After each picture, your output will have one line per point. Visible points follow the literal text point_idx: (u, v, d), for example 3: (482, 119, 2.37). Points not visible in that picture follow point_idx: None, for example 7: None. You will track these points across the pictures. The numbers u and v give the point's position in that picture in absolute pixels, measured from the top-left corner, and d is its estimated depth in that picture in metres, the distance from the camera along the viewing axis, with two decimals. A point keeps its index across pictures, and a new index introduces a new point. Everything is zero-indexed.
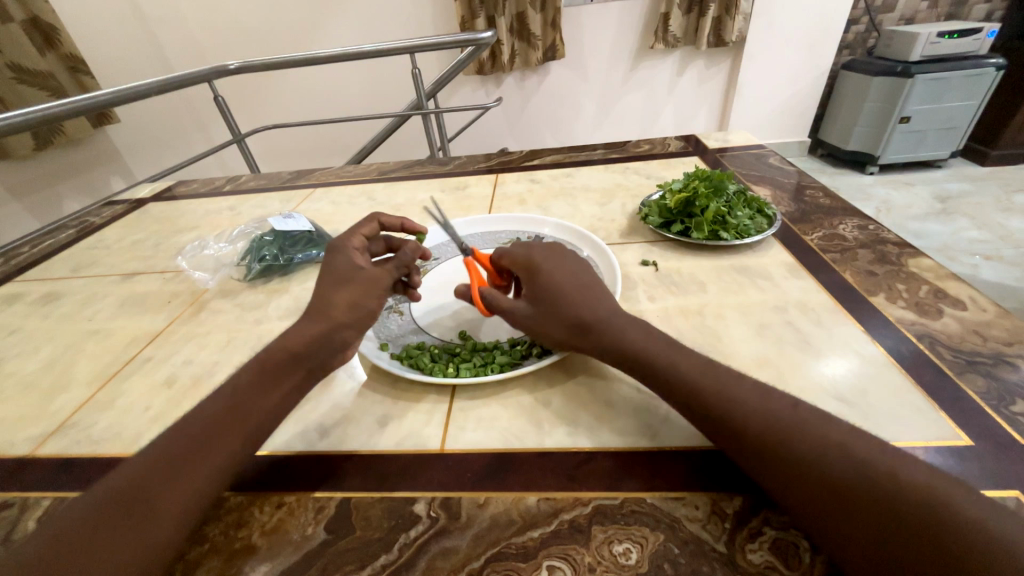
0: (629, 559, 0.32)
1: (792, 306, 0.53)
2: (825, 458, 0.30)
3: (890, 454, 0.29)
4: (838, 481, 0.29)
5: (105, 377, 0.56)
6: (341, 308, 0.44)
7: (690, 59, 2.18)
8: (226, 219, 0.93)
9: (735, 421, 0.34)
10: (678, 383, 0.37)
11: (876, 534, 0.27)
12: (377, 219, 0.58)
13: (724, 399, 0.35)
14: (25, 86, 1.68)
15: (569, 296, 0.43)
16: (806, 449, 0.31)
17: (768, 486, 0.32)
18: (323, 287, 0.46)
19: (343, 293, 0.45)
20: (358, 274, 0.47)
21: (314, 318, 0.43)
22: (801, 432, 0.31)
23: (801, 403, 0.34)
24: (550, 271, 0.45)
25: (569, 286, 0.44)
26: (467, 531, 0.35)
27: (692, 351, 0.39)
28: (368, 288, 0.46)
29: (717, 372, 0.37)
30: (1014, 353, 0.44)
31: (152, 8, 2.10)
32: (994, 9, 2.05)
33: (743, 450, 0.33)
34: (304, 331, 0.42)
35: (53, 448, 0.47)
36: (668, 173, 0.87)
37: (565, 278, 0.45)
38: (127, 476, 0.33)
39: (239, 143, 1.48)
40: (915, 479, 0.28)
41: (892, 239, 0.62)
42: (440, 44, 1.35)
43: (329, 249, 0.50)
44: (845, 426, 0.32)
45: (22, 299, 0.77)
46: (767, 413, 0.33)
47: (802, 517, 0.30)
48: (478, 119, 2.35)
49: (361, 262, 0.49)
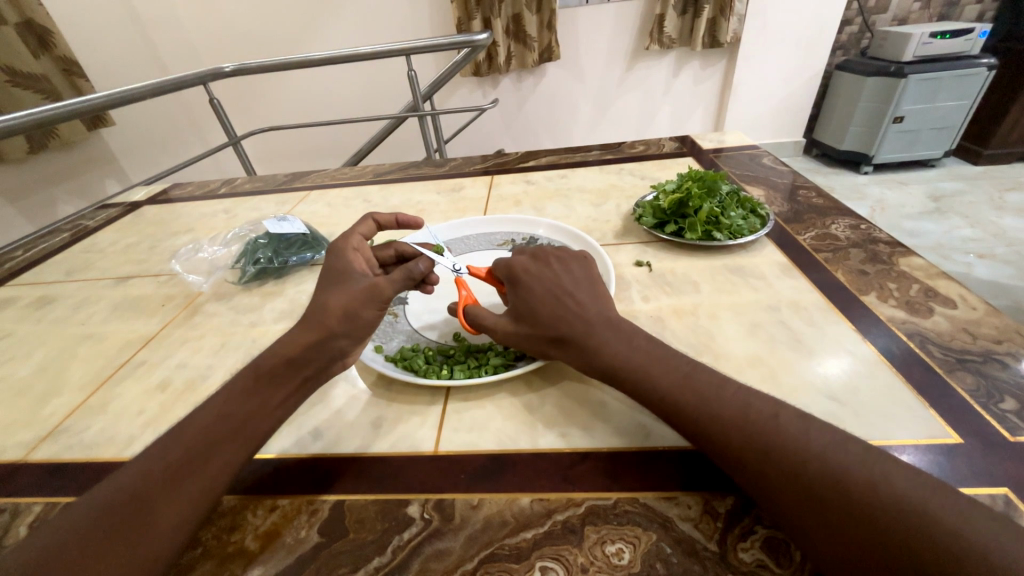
0: (621, 559, 0.32)
1: (784, 305, 0.53)
2: (806, 466, 0.30)
3: (871, 457, 0.30)
4: (821, 487, 0.29)
5: (98, 382, 0.56)
6: (335, 316, 0.43)
7: (686, 60, 2.19)
8: (221, 222, 0.92)
9: (717, 428, 0.34)
10: (662, 391, 0.37)
11: (861, 537, 0.27)
12: (373, 216, 0.57)
13: (706, 409, 0.35)
14: (19, 89, 1.67)
15: (548, 307, 0.43)
16: (785, 457, 0.31)
17: (755, 492, 0.32)
18: (321, 294, 0.45)
19: (338, 302, 0.43)
20: (356, 283, 0.45)
21: (309, 326, 0.43)
22: (781, 441, 0.32)
23: (783, 412, 0.33)
24: (530, 283, 0.45)
25: (549, 297, 0.44)
26: (460, 532, 0.35)
27: (676, 357, 0.39)
28: (366, 298, 0.44)
29: (701, 381, 0.37)
30: (1004, 350, 0.44)
31: (148, 11, 2.10)
32: (986, 10, 2.07)
33: (727, 457, 0.33)
34: (298, 338, 0.42)
35: (45, 454, 0.47)
36: (662, 174, 0.87)
37: (544, 289, 0.45)
38: (122, 483, 0.33)
39: (235, 145, 1.45)
40: (893, 481, 0.28)
41: (884, 238, 0.62)
42: (436, 46, 1.35)
43: (329, 251, 0.50)
44: (825, 433, 0.32)
45: (14, 304, 0.76)
46: (748, 420, 0.33)
47: (789, 520, 0.30)
48: (475, 121, 2.35)
49: (360, 267, 0.49)
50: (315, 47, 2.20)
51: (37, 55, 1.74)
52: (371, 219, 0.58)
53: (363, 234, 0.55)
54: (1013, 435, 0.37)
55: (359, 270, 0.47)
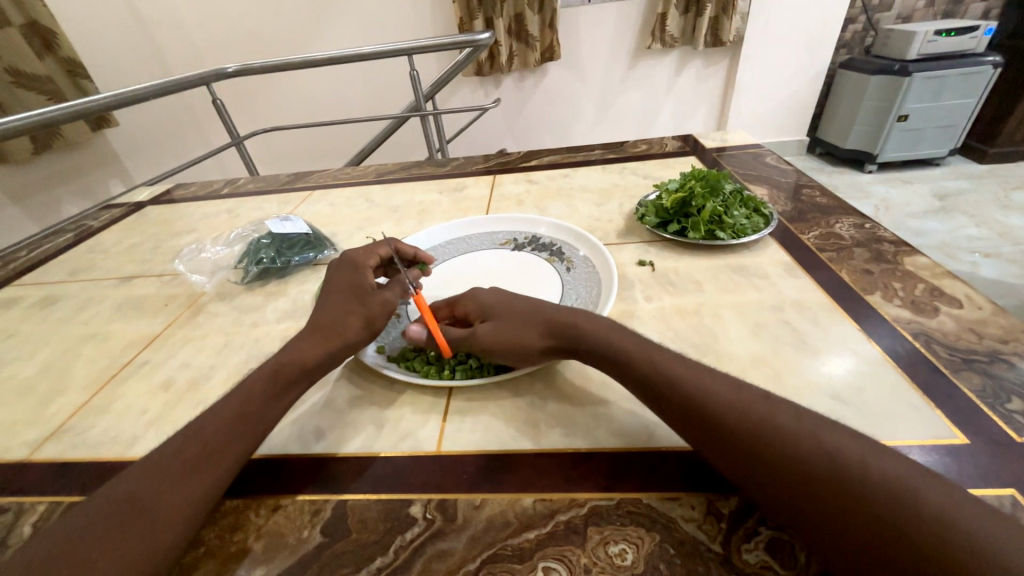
0: (625, 560, 0.32)
1: (788, 305, 0.53)
2: (824, 466, 0.29)
3: (878, 455, 0.30)
4: (838, 490, 0.28)
5: (101, 382, 0.56)
6: (353, 330, 0.45)
7: (688, 58, 2.18)
8: (224, 222, 0.93)
9: (719, 419, 0.33)
10: (671, 380, 0.37)
11: (880, 542, 0.27)
12: (397, 242, 0.57)
13: (724, 406, 0.34)
14: (24, 90, 1.69)
15: (528, 308, 0.46)
16: (805, 458, 0.30)
17: (767, 495, 0.31)
18: (336, 306, 0.47)
19: (356, 316, 0.46)
20: (369, 297, 0.48)
21: (325, 336, 0.44)
22: (801, 443, 0.31)
23: (803, 411, 0.33)
24: (500, 297, 0.48)
25: (525, 303, 0.47)
26: (463, 533, 0.35)
27: (691, 361, 0.38)
28: (377, 312, 0.47)
29: (706, 375, 0.36)
30: (1010, 351, 0.44)
31: (151, 12, 2.11)
32: (991, 8, 2.06)
33: (727, 454, 0.33)
34: (315, 346, 0.44)
35: (50, 453, 0.47)
36: (664, 173, 0.87)
37: (521, 300, 0.47)
38: (128, 481, 0.34)
39: (238, 146, 1.42)
40: (901, 479, 0.28)
41: (888, 237, 0.62)
42: (438, 45, 1.34)
43: (343, 265, 0.51)
44: (845, 432, 0.31)
45: (19, 303, 0.77)
46: (766, 420, 0.32)
47: (804, 525, 0.29)
48: (477, 120, 2.35)
49: (372, 283, 0.50)
50: (317, 47, 2.20)
51: (41, 56, 1.76)
52: (393, 243, 0.58)
53: (381, 254, 0.56)
54: (1021, 436, 0.36)
55: (369, 285, 0.49)
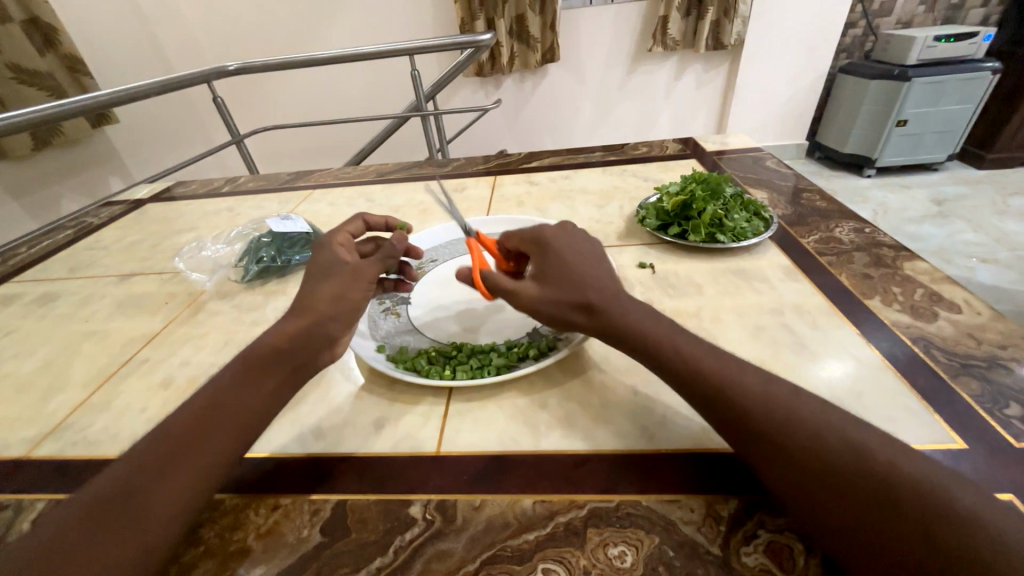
0: (624, 562, 0.32)
1: (788, 308, 0.53)
2: (847, 464, 0.29)
3: (906, 458, 0.29)
4: (858, 490, 0.28)
5: (101, 379, 0.56)
6: (324, 300, 0.44)
7: (688, 62, 2.19)
8: (225, 220, 0.92)
9: (745, 411, 0.33)
10: (693, 371, 0.37)
11: (900, 544, 0.26)
12: (362, 217, 0.58)
13: (749, 401, 0.34)
14: (24, 86, 1.69)
15: (577, 271, 0.43)
16: (831, 456, 0.30)
17: (781, 490, 0.31)
18: (308, 284, 0.46)
19: (327, 286, 0.45)
20: (341, 267, 0.47)
21: (298, 314, 0.44)
22: (827, 441, 0.31)
23: (829, 407, 0.33)
24: (558, 247, 0.45)
25: (580, 263, 0.44)
26: (462, 534, 0.35)
27: (717, 351, 0.38)
28: (352, 279, 0.46)
29: (737, 368, 0.36)
30: (1009, 356, 0.44)
31: (153, 10, 2.11)
32: (991, 14, 2.07)
33: (749, 444, 0.33)
34: (288, 327, 0.43)
35: (48, 450, 0.47)
36: (665, 176, 0.87)
37: (575, 257, 0.45)
38: (111, 478, 0.33)
39: (239, 144, 1.40)
40: (931, 485, 0.28)
41: (887, 242, 0.62)
42: (439, 45, 1.34)
43: (315, 246, 0.51)
44: (874, 432, 0.31)
45: (19, 300, 0.77)
46: (794, 415, 0.32)
47: (820, 523, 0.29)
48: (477, 121, 2.35)
49: (342, 254, 0.49)
50: (318, 46, 2.19)
51: (42, 52, 1.75)
52: (361, 220, 0.59)
53: (351, 232, 0.56)
54: (1019, 441, 0.36)
55: (341, 257, 0.48)
